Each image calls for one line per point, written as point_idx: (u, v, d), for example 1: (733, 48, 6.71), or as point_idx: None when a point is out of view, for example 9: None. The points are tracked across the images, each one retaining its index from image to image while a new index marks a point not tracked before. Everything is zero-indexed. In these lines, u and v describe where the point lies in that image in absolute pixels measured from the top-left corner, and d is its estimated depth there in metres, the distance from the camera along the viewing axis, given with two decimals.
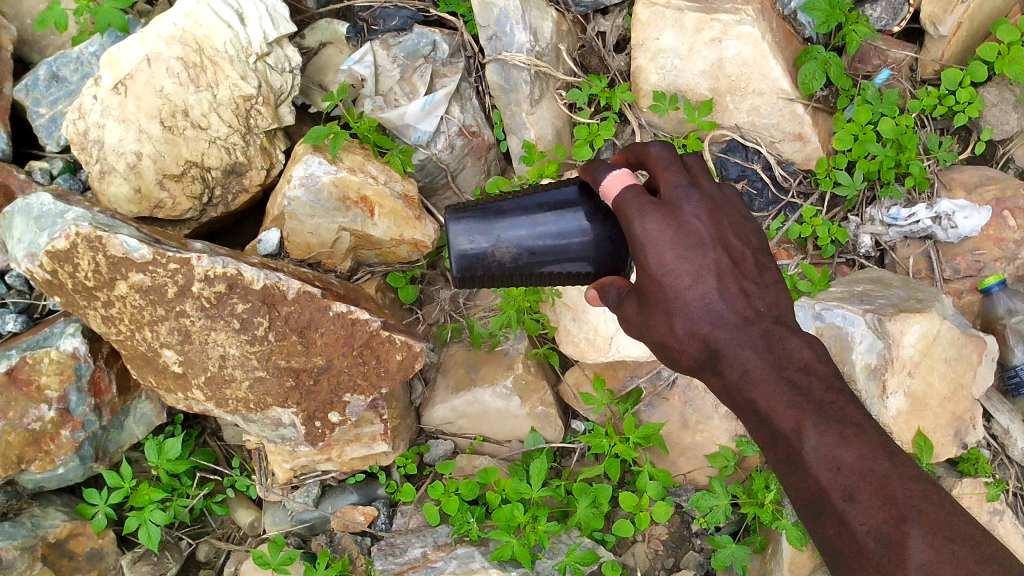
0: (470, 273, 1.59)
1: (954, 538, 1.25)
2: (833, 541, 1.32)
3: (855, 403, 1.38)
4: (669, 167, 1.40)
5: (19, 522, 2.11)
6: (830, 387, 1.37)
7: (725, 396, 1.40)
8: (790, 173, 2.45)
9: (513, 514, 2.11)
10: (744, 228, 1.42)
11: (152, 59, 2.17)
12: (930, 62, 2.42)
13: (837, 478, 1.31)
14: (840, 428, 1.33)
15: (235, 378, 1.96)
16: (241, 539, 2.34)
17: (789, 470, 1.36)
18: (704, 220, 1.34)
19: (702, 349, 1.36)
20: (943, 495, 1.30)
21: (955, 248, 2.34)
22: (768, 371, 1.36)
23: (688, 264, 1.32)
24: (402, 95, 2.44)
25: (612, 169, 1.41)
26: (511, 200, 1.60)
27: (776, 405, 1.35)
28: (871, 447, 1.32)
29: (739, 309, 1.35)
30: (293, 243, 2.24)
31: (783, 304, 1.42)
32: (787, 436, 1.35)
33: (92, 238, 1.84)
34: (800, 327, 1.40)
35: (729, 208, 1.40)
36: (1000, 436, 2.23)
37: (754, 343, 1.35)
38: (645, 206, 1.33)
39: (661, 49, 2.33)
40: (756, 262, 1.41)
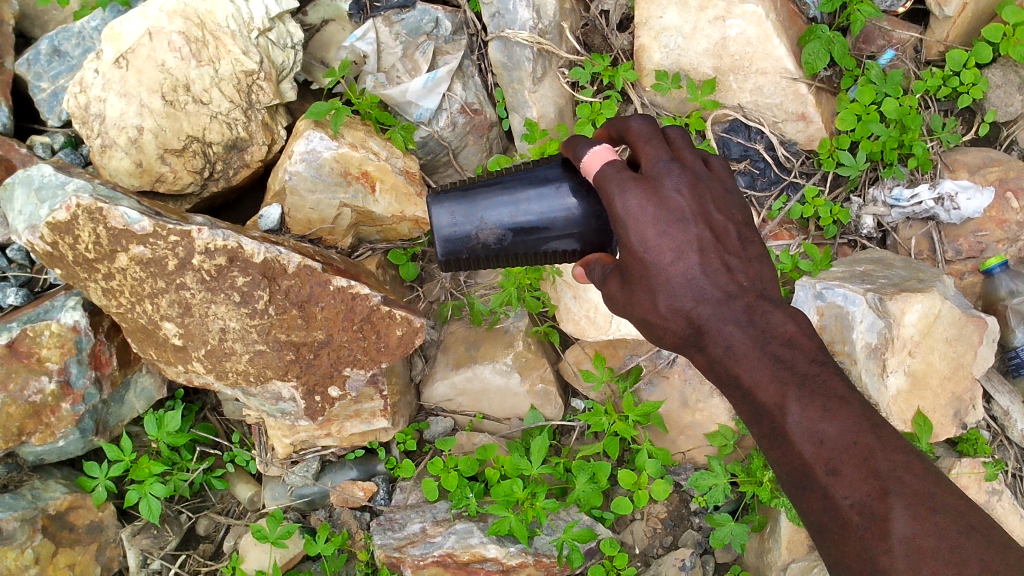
0: (457, 256, 1.63)
1: (938, 510, 1.21)
2: (816, 517, 1.28)
3: (841, 377, 1.35)
4: (649, 142, 1.40)
5: (19, 494, 2.13)
6: (814, 360, 1.35)
7: (710, 372, 1.39)
8: (792, 153, 2.44)
9: (512, 490, 2.12)
10: (728, 202, 1.42)
11: (153, 33, 2.17)
12: (934, 43, 2.41)
13: (820, 451, 1.27)
14: (823, 400, 1.30)
15: (235, 351, 1.96)
16: (240, 514, 2.35)
17: (772, 446, 1.33)
18: (684, 194, 1.35)
19: (685, 325, 1.37)
20: (927, 466, 1.25)
21: (957, 230, 2.33)
22: (752, 346, 1.35)
23: (669, 240, 1.33)
24: (405, 71, 2.42)
25: (592, 145, 1.42)
26: (494, 179, 1.61)
27: (760, 379, 1.34)
28: (855, 420, 1.29)
29: (722, 284, 1.36)
30: (295, 219, 2.24)
31: (768, 279, 1.42)
32: (771, 411, 1.32)
33: (93, 210, 1.85)
34: (785, 301, 1.40)
35: (711, 182, 1.40)
36: (1000, 417, 2.23)
37: (736, 317, 1.36)
38: (625, 181, 1.34)
39: (665, 27, 2.33)
40: (739, 236, 1.41)
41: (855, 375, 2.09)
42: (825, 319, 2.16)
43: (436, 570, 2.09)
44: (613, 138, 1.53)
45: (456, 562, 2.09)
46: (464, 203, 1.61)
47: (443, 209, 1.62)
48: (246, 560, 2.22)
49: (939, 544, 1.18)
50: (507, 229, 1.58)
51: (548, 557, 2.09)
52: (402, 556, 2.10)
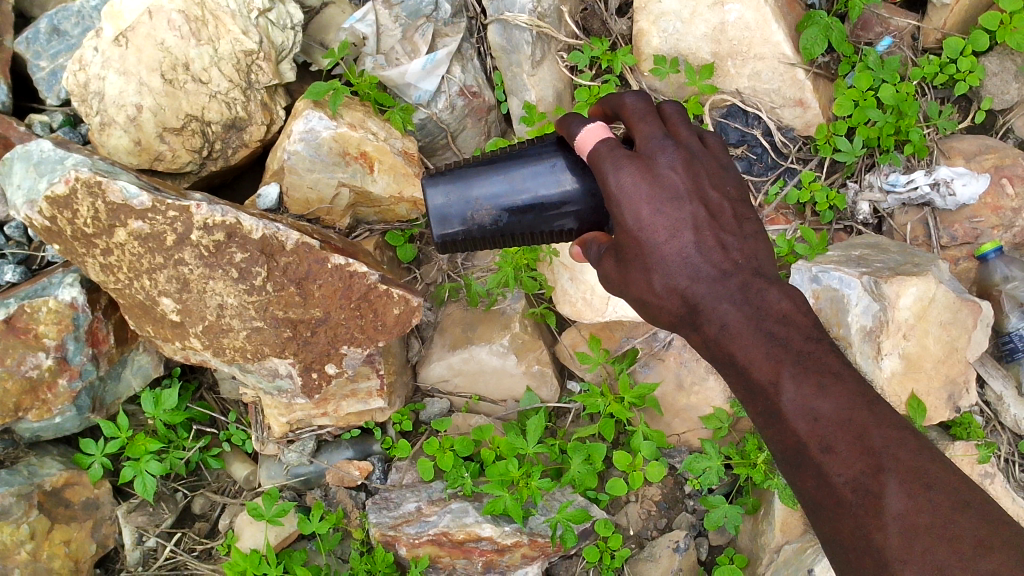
0: (452, 237, 1.61)
1: (933, 486, 1.19)
2: (811, 494, 1.28)
3: (837, 354, 1.35)
4: (643, 119, 1.41)
5: (14, 471, 2.14)
6: (810, 337, 1.35)
7: (706, 350, 1.40)
8: (790, 139, 2.44)
9: (507, 470, 2.13)
10: (722, 178, 1.43)
11: (153, 12, 2.16)
12: (932, 31, 2.42)
13: (814, 428, 1.28)
14: (817, 377, 1.31)
15: (233, 327, 1.96)
16: (236, 493, 2.36)
17: (767, 423, 1.34)
18: (678, 172, 1.36)
19: (680, 303, 1.39)
20: (922, 443, 1.24)
21: (952, 216, 2.34)
22: (747, 324, 1.36)
23: (664, 218, 1.34)
24: (404, 53, 2.42)
25: (586, 123, 1.43)
26: (488, 160, 1.61)
27: (754, 357, 1.34)
28: (850, 397, 1.29)
29: (717, 261, 1.37)
30: (293, 198, 2.25)
31: (765, 256, 1.43)
32: (765, 389, 1.33)
33: (91, 183, 1.85)
34: (780, 278, 1.40)
35: (706, 159, 1.41)
36: (993, 402, 2.25)
37: (731, 295, 1.37)
38: (619, 159, 1.35)
39: (663, 12, 2.34)
40: (735, 213, 1.42)
41: (849, 358, 2.10)
42: (821, 302, 2.16)
43: (432, 548, 2.12)
44: (608, 115, 1.53)
45: (452, 541, 2.11)
46: (459, 183, 1.60)
47: (436, 190, 1.61)
48: (241, 538, 2.22)
49: (932, 520, 1.16)
50: (502, 209, 1.57)
51: (544, 537, 2.10)
52: (397, 535, 2.12)
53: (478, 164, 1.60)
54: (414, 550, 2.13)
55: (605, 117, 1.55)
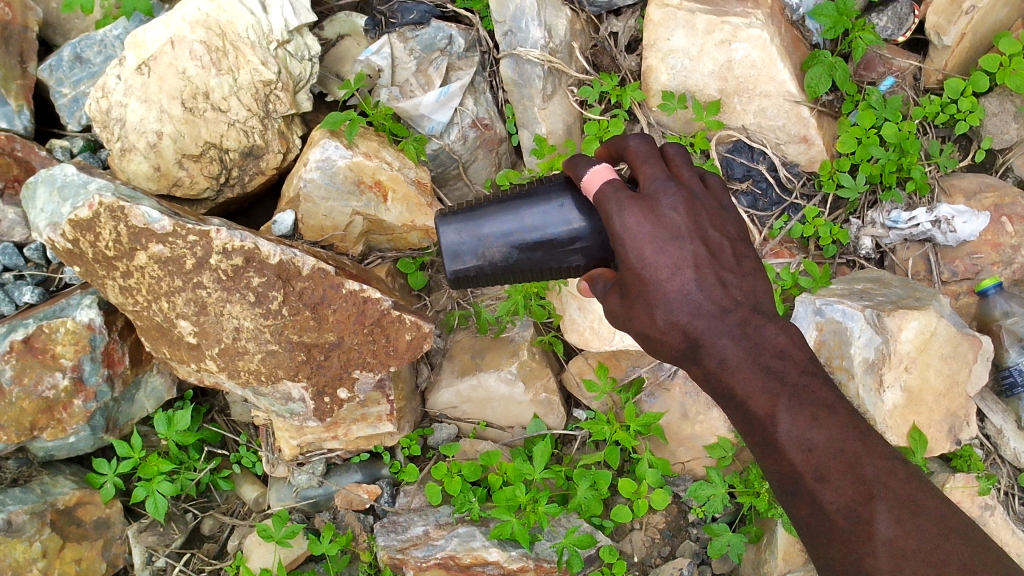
0: (463, 273, 1.65)
1: (921, 514, 1.25)
2: (805, 521, 1.32)
3: (830, 387, 1.40)
4: (647, 161, 1.45)
5: (28, 489, 2.17)
6: (804, 371, 1.39)
7: (706, 384, 1.43)
8: (794, 175, 2.50)
9: (514, 495, 2.17)
10: (723, 218, 1.45)
11: (176, 42, 2.22)
12: (933, 72, 2.48)
13: (808, 459, 1.32)
14: (812, 410, 1.34)
15: (248, 350, 2.00)
16: (245, 514, 2.39)
17: (764, 454, 1.38)
18: (680, 212, 1.39)
19: (682, 338, 1.40)
20: (911, 471, 1.30)
21: (953, 252, 2.39)
22: (746, 358, 1.39)
23: (666, 256, 1.36)
24: (418, 86, 2.48)
25: (592, 164, 1.47)
26: (501, 200, 1.66)
27: (752, 390, 1.37)
28: (843, 428, 1.33)
29: (717, 298, 1.39)
30: (307, 226, 2.30)
31: (763, 293, 1.45)
32: (762, 421, 1.37)
33: (115, 208, 1.89)
34: (777, 314, 1.43)
35: (707, 199, 1.44)
36: (993, 435, 2.29)
37: (731, 331, 1.39)
38: (623, 201, 1.38)
39: (672, 49, 2.39)
40: (734, 251, 1.44)
41: (852, 390, 2.14)
42: (824, 335, 2.20)
43: (438, 572, 2.14)
44: (614, 156, 1.56)
45: (459, 565, 2.12)
46: (471, 222, 1.65)
47: (450, 227, 1.66)
48: (250, 559, 2.24)
49: (920, 545, 1.22)
50: (512, 246, 1.61)
51: (549, 562, 2.13)
52: (404, 557, 2.14)
53: (490, 203, 1.65)
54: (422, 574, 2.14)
55: (611, 158, 1.58)
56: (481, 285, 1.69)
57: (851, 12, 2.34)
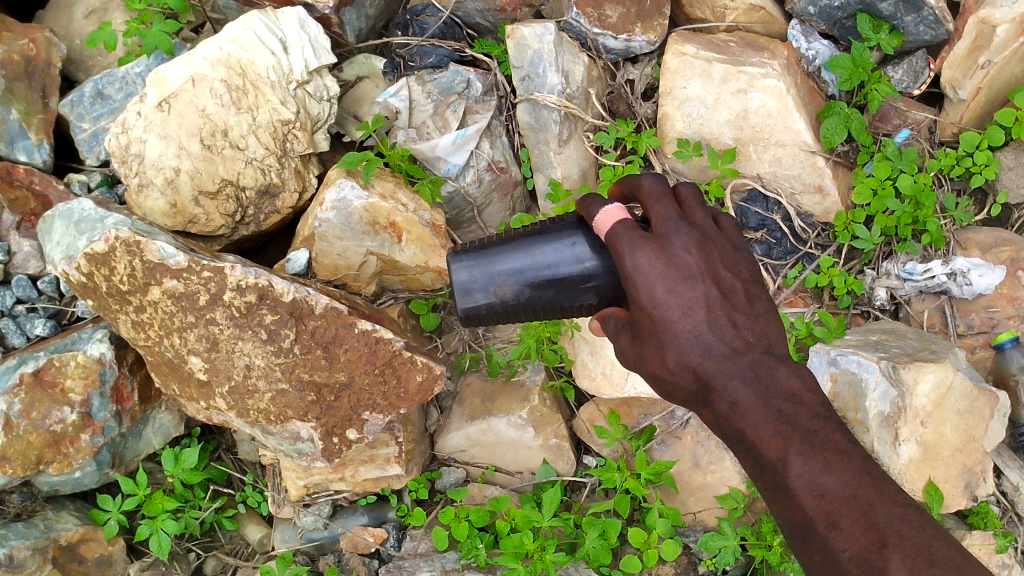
0: (474, 311, 1.65)
1: (936, 562, 1.22)
2: (817, 569, 1.29)
3: (842, 431, 1.38)
4: (660, 201, 1.43)
5: (31, 524, 2.15)
6: (816, 415, 1.38)
7: (717, 427, 1.41)
8: (808, 225, 2.50)
9: (522, 542, 2.12)
10: (735, 260, 1.44)
11: (197, 80, 2.24)
12: (949, 125, 2.49)
13: (820, 504, 1.30)
14: (824, 454, 1.33)
15: (258, 389, 1.99)
16: (248, 556, 2.36)
17: (775, 499, 1.36)
18: (692, 253, 1.36)
19: (693, 380, 1.38)
20: (925, 519, 1.27)
21: (969, 305, 2.37)
22: (756, 401, 1.37)
23: (678, 297, 1.34)
24: (435, 128, 2.50)
25: (605, 204, 1.45)
26: (512, 238, 1.65)
27: (762, 434, 1.36)
28: (856, 473, 1.31)
29: (729, 340, 1.37)
30: (321, 264, 2.30)
31: (775, 335, 1.44)
32: (773, 465, 1.35)
33: (131, 242, 1.90)
34: (788, 357, 1.42)
35: (719, 241, 1.42)
36: (1010, 492, 2.25)
37: (742, 373, 1.37)
38: (636, 240, 1.35)
39: (688, 97, 2.40)
40: (747, 293, 1.43)
41: (867, 443, 2.11)
42: (839, 386, 2.18)
43: None
44: (627, 196, 1.54)
45: None
46: (483, 259, 1.64)
47: (461, 265, 1.65)
48: None
49: None
50: (523, 285, 1.60)
51: None
52: None
53: (501, 241, 1.64)
54: None
55: (624, 198, 1.56)
56: (493, 323, 1.69)
57: (866, 63, 2.36)
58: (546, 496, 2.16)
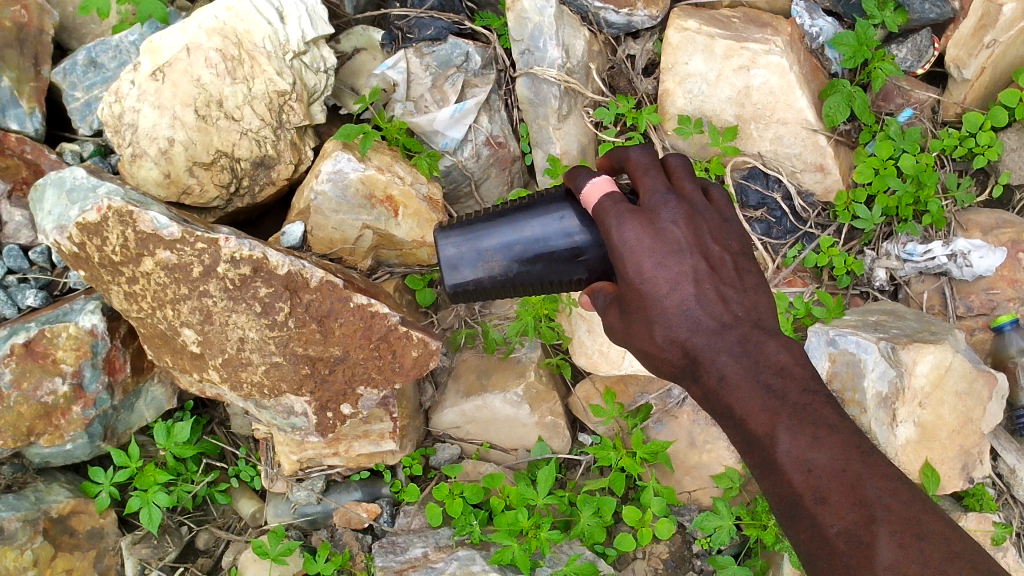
0: (463, 287, 1.63)
1: (924, 537, 1.20)
2: (805, 545, 1.27)
3: (834, 406, 1.35)
4: (648, 172, 1.42)
5: (22, 495, 2.13)
6: (806, 390, 1.35)
7: (707, 403, 1.40)
8: (809, 204, 2.47)
9: (516, 519, 2.12)
10: (725, 233, 1.43)
11: (192, 49, 2.19)
12: (952, 104, 2.46)
13: (808, 480, 1.27)
14: (812, 429, 1.30)
15: (252, 362, 1.97)
16: (241, 529, 2.36)
17: (764, 475, 1.33)
18: (681, 225, 1.36)
19: (681, 355, 1.38)
20: (915, 493, 1.25)
21: (969, 287, 2.36)
22: (745, 376, 1.35)
23: (666, 270, 1.33)
24: (433, 102, 2.47)
25: (592, 176, 1.43)
26: (501, 212, 1.63)
27: (751, 409, 1.34)
28: (844, 448, 1.29)
29: (718, 314, 1.36)
30: (317, 238, 2.27)
31: (765, 309, 1.42)
32: (761, 441, 1.33)
33: (123, 213, 1.87)
34: (778, 331, 1.40)
35: (708, 213, 1.41)
36: (1006, 474, 2.24)
37: (731, 348, 1.36)
38: (622, 213, 1.35)
39: (690, 73, 2.37)
40: (736, 267, 1.41)
41: (864, 424, 2.12)
42: (837, 366, 2.18)
43: None
44: (615, 168, 1.54)
45: None
46: (471, 235, 1.63)
47: (449, 241, 1.64)
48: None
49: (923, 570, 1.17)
50: (512, 259, 1.58)
51: None
52: None
53: (490, 215, 1.62)
54: None
55: (612, 170, 1.56)
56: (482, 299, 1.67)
57: (871, 41, 2.33)
58: (541, 473, 2.17)
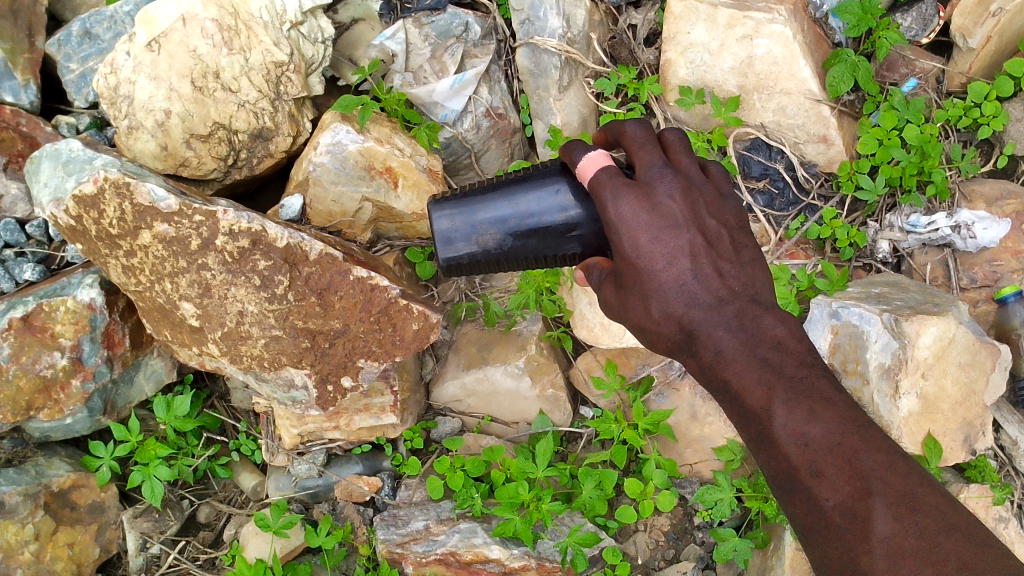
0: (457, 261, 1.62)
1: (920, 509, 1.18)
2: (801, 518, 1.27)
3: (830, 379, 1.34)
4: (643, 147, 1.40)
5: (22, 469, 2.13)
6: (802, 363, 1.34)
7: (705, 379, 1.39)
8: (812, 175, 2.45)
9: (517, 492, 2.11)
10: (722, 207, 1.42)
11: (187, 19, 2.16)
12: (956, 74, 2.43)
13: (804, 453, 1.26)
14: (809, 402, 1.29)
15: (251, 335, 1.96)
16: (242, 503, 2.35)
17: (760, 450, 1.33)
18: (676, 200, 1.35)
19: (678, 330, 1.38)
20: (912, 465, 1.23)
21: (972, 258, 2.34)
22: (741, 349, 1.35)
23: (662, 245, 1.33)
24: (431, 73, 2.44)
25: (588, 150, 1.42)
26: (495, 184, 1.61)
27: (747, 382, 1.34)
28: (840, 421, 1.27)
29: (714, 288, 1.36)
30: (316, 211, 2.26)
31: (762, 283, 1.42)
32: (757, 415, 1.32)
33: (120, 184, 1.85)
34: (776, 306, 1.40)
35: (706, 188, 1.40)
36: (1008, 446, 2.23)
37: (727, 322, 1.36)
38: (618, 188, 1.34)
39: (692, 43, 2.34)
40: (733, 242, 1.41)
41: (868, 397, 2.11)
42: (840, 338, 2.16)
43: (437, 568, 2.09)
44: (610, 144, 1.53)
45: (459, 562, 2.08)
46: (464, 208, 1.60)
47: (443, 214, 1.62)
48: (246, 549, 2.19)
49: (919, 543, 1.15)
50: (506, 233, 1.56)
51: (552, 561, 2.08)
52: (404, 552, 2.10)
53: (484, 188, 1.60)
54: (420, 569, 2.09)
55: (608, 146, 1.55)
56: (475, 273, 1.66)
57: (876, 10, 2.29)
58: (540, 446, 2.14)
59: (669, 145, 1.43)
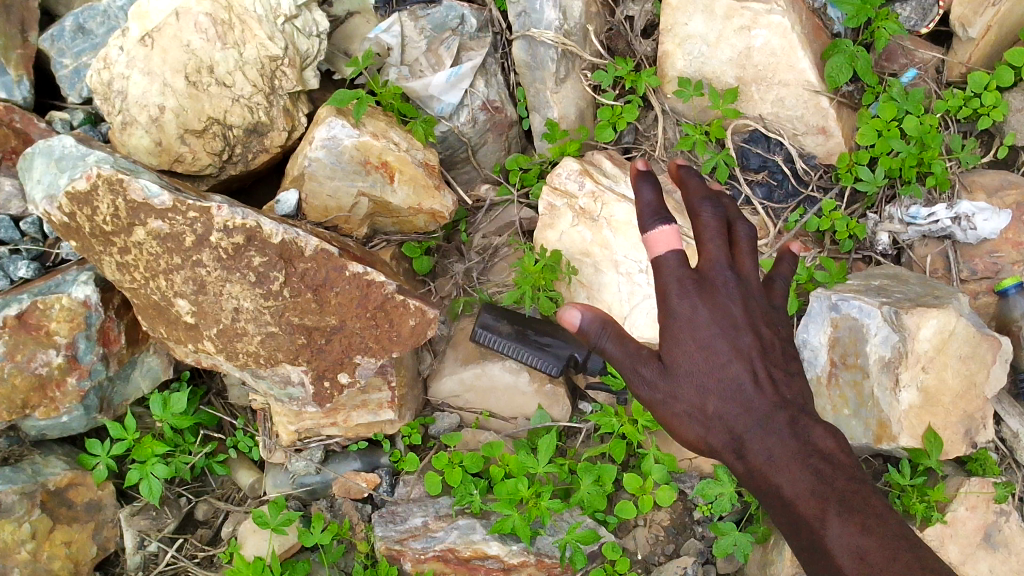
0: None
1: None
2: None
3: (876, 496, 1.48)
4: (713, 239, 1.56)
5: (19, 468, 2.12)
6: (853, 477, 1.48)
7: (751, 482, 1.53)
8: (811, 167, 2.43)
9: (516, 489, 2.09)
10: (775, 321, 1.61)
11: (181, 13, 2.15)
12: (956, 64, 2.41)
13: (859, 565, 1.39)
14: (861, 517, 1.43)
15: (247, 332, 1.94)
16: (240, 500, 2.34)
17: (811, 559, 1.45)
18: (737, 303, 1.54)
19: (726, 435, 1.53)
20: None
21: (973, 250, 2.33)
22: (792, 457, 1.50)
23: (722, 342, 1.52)
24: (427, 66, 2.40)
25: (659, 222, 1.52)
26: None
27: (799, 491, 1.47)
28: (894, 542, 1.41)
29: (767, 395, 1.53)
30: (311, 206, 2.24)
31: (806, 394, 1.59)
32: (811, 524, 1.45)
33: (113, 180, 1.84)
34: (821, 418, 1.56)
35: (761, 299, 1.59)
36: (1009, 439, 2.21)
37: (780, 428, 1.52)
38: (688, 290, 1.52)
39: (689, 35, 2.33)
40: (783, 351, 1.59)
41: (868, 390, 2.09)
42: (840, 331, 2.15)
43: (436, 565, 2.10)
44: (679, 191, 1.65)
45: (457, 558, 2.09)
46: None
47: None
48: (244, 546, 2.19)
49: None
50: None
51: (550, 557, 2.09)
52: (403, 549, 2.10)
53: None
54: (419, 565, 2.11)
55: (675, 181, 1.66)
56: None
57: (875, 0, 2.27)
58: (542, 442, 2.14)
59: (738, 241, 1.60)
